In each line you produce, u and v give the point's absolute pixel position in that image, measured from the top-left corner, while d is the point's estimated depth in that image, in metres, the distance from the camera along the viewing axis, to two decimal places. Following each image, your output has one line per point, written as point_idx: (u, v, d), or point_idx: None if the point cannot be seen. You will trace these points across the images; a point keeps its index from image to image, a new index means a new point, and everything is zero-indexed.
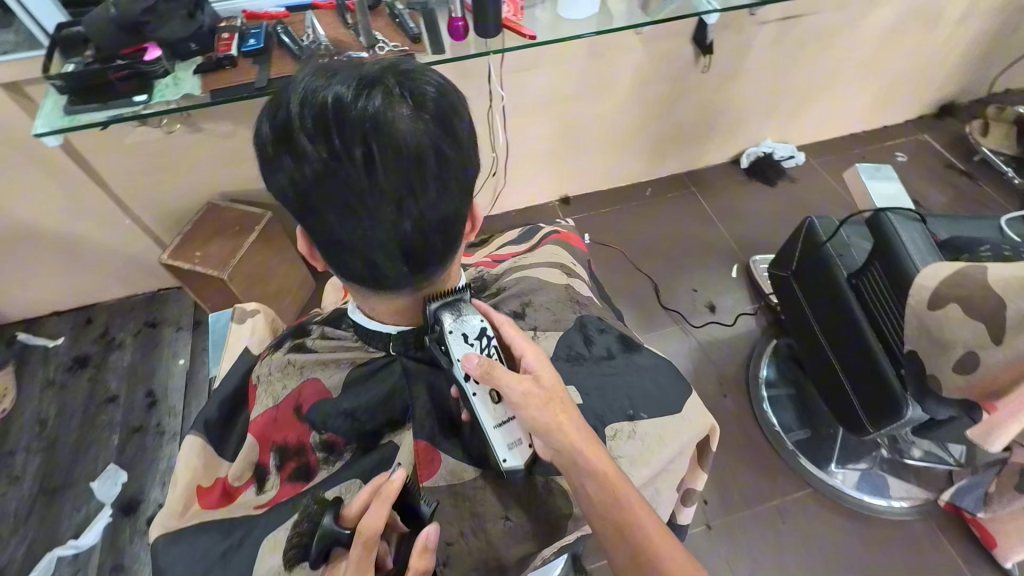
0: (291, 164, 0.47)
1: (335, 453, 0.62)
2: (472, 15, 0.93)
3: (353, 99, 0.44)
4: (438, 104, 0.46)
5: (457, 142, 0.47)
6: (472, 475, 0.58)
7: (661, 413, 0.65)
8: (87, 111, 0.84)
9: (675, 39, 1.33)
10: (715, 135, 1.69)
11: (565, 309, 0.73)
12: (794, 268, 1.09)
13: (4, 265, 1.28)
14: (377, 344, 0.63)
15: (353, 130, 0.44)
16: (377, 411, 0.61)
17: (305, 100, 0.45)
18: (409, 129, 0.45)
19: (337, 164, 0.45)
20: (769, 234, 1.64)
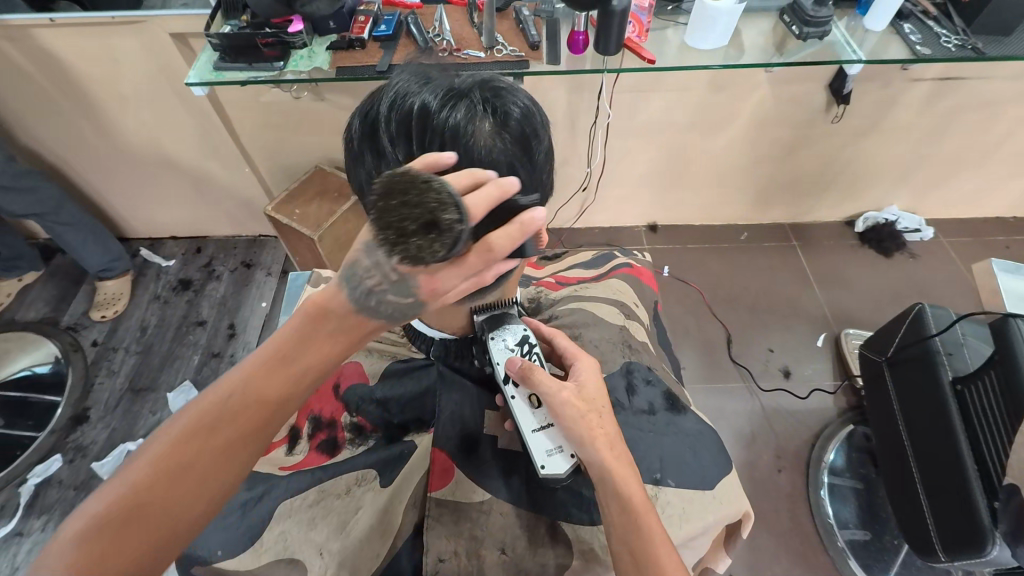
0: (373, 160, 0.49)
1: (361, 436, 0.70)
2: (595, 31, 0.92)
3: (438, 109, 0.45)
4: (520, 124, 0.47)
5: (531, 164, 0.48)
6: (479, 498, 0.58)
7: (689, 485, 0.60)
8: (233, 69, 0.94)
9: (808, 83, 1.24)
10: (832, 191, 1.55)
11: (613, 350, 0.71)
12: (890, 353, 0.97)
13: (143, 187, 1.47)
14: (421, 345, 0.68)
15: (433, 139, 0.45)
16: (406, 406, 0.71)
17: (394, 102, 0.46)
18: (487, 146, 0.45)
19: (413, 169, 0.47)
20: (871, 309, 1.48)
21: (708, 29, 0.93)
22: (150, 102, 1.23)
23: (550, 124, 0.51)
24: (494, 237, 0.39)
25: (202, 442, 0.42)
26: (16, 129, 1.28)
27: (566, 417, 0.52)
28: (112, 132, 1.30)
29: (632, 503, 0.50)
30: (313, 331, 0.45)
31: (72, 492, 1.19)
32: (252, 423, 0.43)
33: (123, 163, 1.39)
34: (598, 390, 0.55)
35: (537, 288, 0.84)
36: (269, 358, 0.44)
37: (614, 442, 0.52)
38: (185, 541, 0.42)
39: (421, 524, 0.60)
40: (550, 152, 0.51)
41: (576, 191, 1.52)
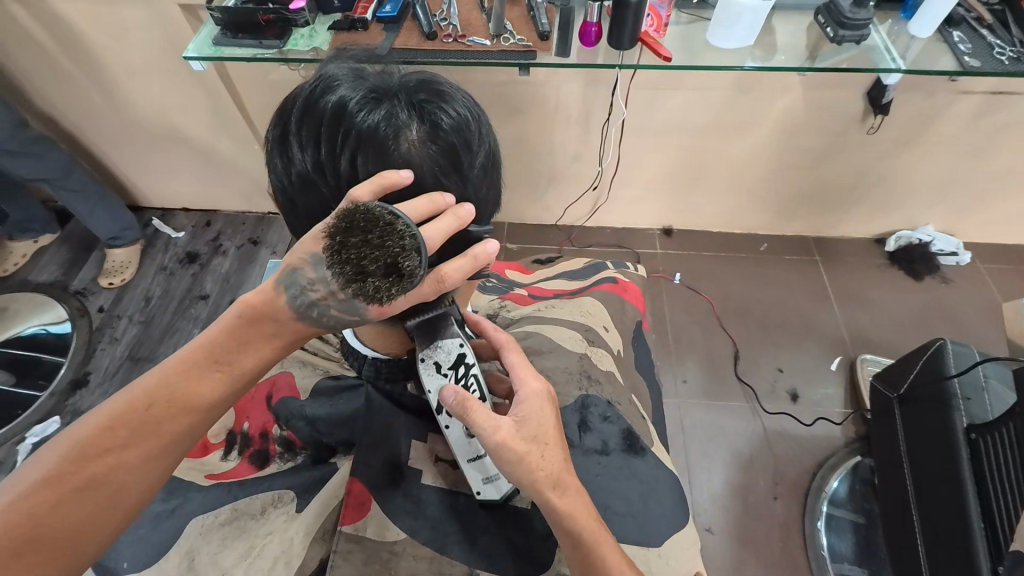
0: (290, 159, 0.45)
1: (291, 452, 0.66)
2: (609, 23, 0.86)
3: (359, 108, 0.42)
4: (450, 133, 0.44)
5: (462, 178, 0.45)
6: (394, 537, 0.52)
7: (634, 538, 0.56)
8: (231, 46, 0.92)
9: (843, 90, 1.15)
10: (863, 205, 1.46)
11: (567, 382, 0.66)
12: (902, 391, 0.91)
13: (155, 158, 1.47)
14: (355, 361, 0.64)
15: (351, 141, 0.42)
16: (335, 428, 0.65)
17: (316, 99, 0.43)
18: (412, 155, 0.43)
19: (332, 172, 0.44)
20: (893, 335, 1.39)
21: (731, 26, 0.87)
22: (159, 74, 1.22)
23: (491, 132, 0.48)
24: (450, 273, 0.41)
25: (114, 450, 0.44)
26: (32, 94, 1.29)
27: (501, 455, 0.48)
28: (123, 102, 1.30)
29: (579, 546, 0.48)
30: (245, 338, 0.47)
31: None
32: (171, 428, 0.46)
33: (134, 133, 1.40)
34: (539, 418, 0.52)
35: (501, 300, 0.85)
36: (191, 366, 0.46)
37: (559, 482, 0.49)
38: (102, 545, 0.45)
39: (325, 561, 0.52)
40: (488, 163, 0.48)
41: (588, 189, 1.47)
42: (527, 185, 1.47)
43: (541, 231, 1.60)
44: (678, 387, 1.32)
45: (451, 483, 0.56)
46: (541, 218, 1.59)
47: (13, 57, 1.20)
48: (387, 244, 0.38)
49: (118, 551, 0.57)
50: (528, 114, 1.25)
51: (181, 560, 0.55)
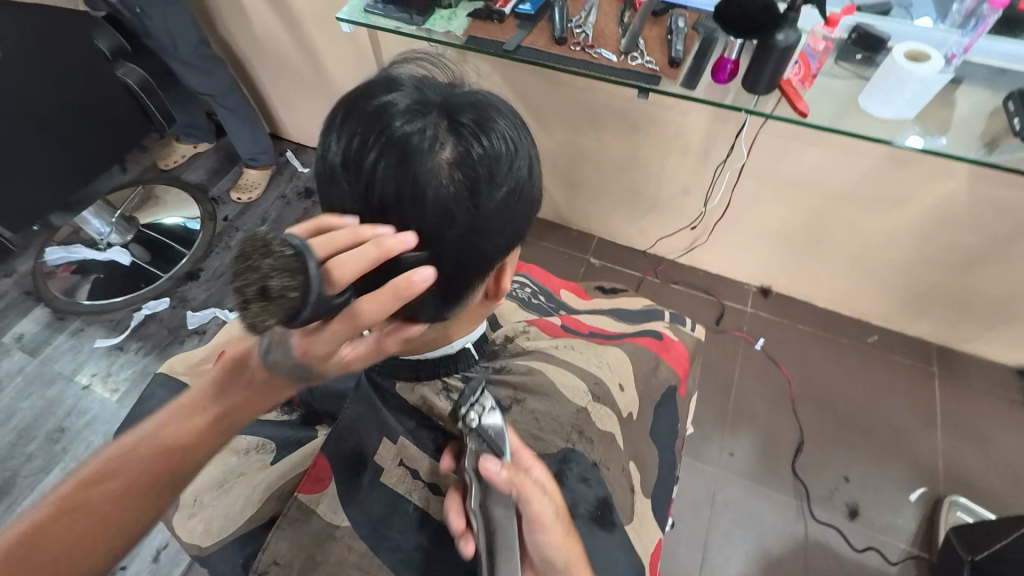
0: (327, 147, 0.46)
1: (289, 407, 0.75)
2: (747, 62, 0.80)
3: (399, 117, 0.42)
4: (475, 162, 0.43)
5: (478, 207, 0.45)
6: (340, 523, 0.55)
7: None
8: (377, 15, 0.98)
9: (1021, 190, 0.97)
10: (1014, 327, 1.22)
11: (556, 434, 0.62)
12: (981, 558, 0.77)
13: (302, 97, 1.63)
14: (356, 348, 0.64)
15: (382, 145, 0.42)
16: (326, 401, 0.71)
17: (367, 98, 0.44)
18: (432, 173, 0.42)
19: (355, 166, 0.44)
20: (1004, 487, 1.17)
21: (890, 93, 0.77)
22: (322, 25, 1.35)
23: (525, 174, 0.47)
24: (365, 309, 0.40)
25: (138, 492, 0.47)
26: (220, 21, 1.49)
27: (550, 527, 0.49)
28: (285, 44, 1.46)
29: None
30: (259, 396, 0.48)
31: (165, 331, 1.42)
32: (188, 470, 0.48)
33: (289, 72, 1.56)
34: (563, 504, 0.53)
35: (529, 324, 0.78)
36: (215, 423, 0.48)
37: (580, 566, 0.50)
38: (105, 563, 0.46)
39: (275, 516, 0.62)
40: (509, 201, 0.47)
41: (691, 225, 1.38)
42: (627, 205, 1.42)
43: (630, 254, 1.55)
44: (722, 458, 1.23)
45: (406, 490, 0.58)
46: (633, 241, 1.53)
47: None
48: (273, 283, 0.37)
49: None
50: (646, 135, 1.20)
51: (177, 479, 0.65)
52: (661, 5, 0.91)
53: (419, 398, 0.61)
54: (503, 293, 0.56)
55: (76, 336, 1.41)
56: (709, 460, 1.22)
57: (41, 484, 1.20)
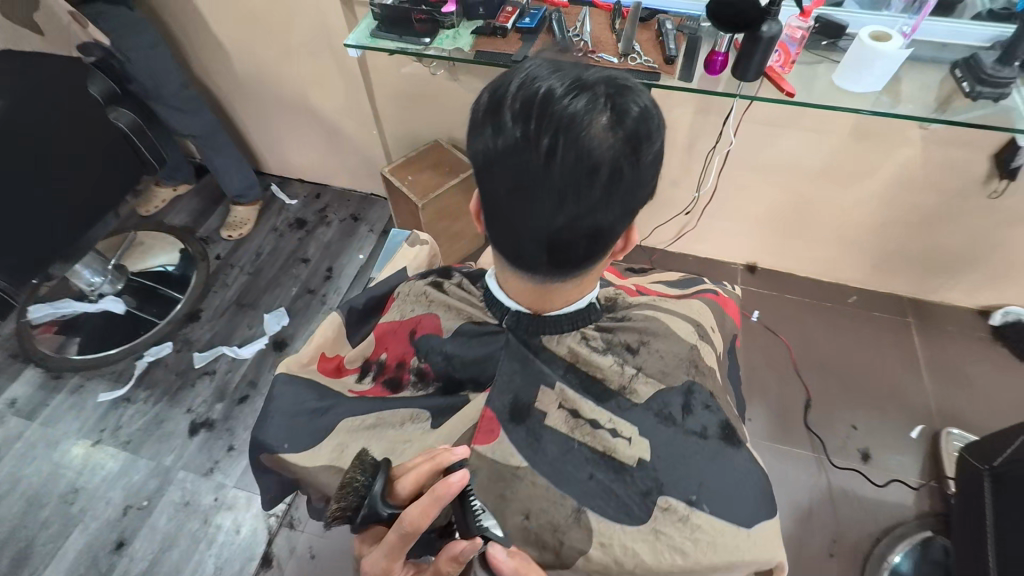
0: (489, 135, 0.47)
1: (423, 383, 0.60)
2: (737, 54, 0.90)
3: (562, 95, 0.44)
4: (635, 122, 0.45)
5: (639, 166, 0.47)
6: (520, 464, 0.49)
7: (728, 524, 0.50)
8: (383, 39, 1.03)
9: (967, 150, 1.11)
10: (973, 274, 1.37)
11: (680, 367, 0.58)
12: (996, 465, 0.86)
13: (286, 130, 1.64)
14: (495, 312, 0.59)
15: (551, 123, 0.44)
16: (473, 367, 0.57)
17: (522, 84, 0.46)
18: (603, 139, 0.44)
19: (525, 150, 0.46)
20: (988, 416, 1.30)
21: (861, 72, 0.88)
22: (310, 57, 1.38)
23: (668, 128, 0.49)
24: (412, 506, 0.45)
25: None
26: (199, 61, 1.49)
27: None
28: (270, 76, 1.47)
29: None
30: None
31: (173, 376, 1.38)
32: None
33: (273, 105, 1.56)
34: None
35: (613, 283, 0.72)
36: None
37: None
38: None
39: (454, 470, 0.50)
40: (659, 157, 0.49)
41: (680, 214, 1.48)
42: None
43: None
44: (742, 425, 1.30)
45: (568, 430, 0.52)
46: None
47: (194, 29, 1.40)
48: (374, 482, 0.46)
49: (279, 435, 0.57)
50: None
51: (335, 448, 0.56)
52: (646, 13, 1.01)
53: (567, 348, 0.57)
54: (629, 247, 0.58)
55: (76, 394, 1.35)
56: None
57: (62, 549, 1.14)
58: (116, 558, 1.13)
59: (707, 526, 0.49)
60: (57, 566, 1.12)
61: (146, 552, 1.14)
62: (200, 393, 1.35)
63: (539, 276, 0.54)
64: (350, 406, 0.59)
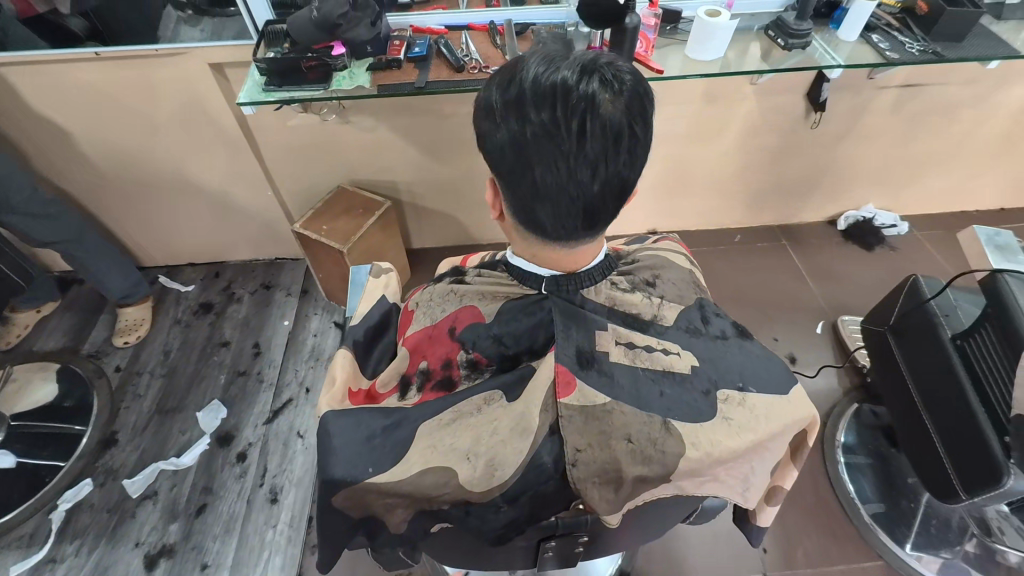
0: (515, 127, 0.48)
1: (478, 371, 0.54)
2: (609, 47, 1.03)
3: (577, 78, 0.47)
4: (637, 88, 0.49)
5: (650, 128, 0.50)
6: (603, 401, 0.44)
7: (774, 393, 0.49)
8: (279, 92, 1.03)
9: (789, 94, 1.38)
10: (817, 192, 1.68)
11: (689, 288, 0.61)
12: (892, 322, 1.07)
13: (166, 213, 1.51)
14: (530, 283, 0.58)
15: (574, 104, 0.46)
16: (526, 335, 0.53)
17: (536, 75, 0.48)
18: (621, 111, 0.47)
19: (556, 137, 0.48)
20: (863, 299, 1.59)
21: (706, 43, 1.05)
22: (183, 129, 1.29)
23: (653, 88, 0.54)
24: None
25: None
26: (45, 160, 1.32)
27: None
28: (137, 159, 1.35)
29: None
30: None
31: (106, 514, 1.19)
32: None
33: (146, 189, 1.43)
34: None
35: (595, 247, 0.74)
36: None
37: None
38: None
39: (556, 425, 0.44)
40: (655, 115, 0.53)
41: None
42: None
43: None
44: None
45: (629, 360, 0.49)
46: None
47: (32, 126, 1.24)
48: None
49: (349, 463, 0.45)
50: None
51: (419, 452, 0.45)
52: (519, 27, 1.12)
53: (605, 297, 0.56)
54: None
55: None
56: None
57: None
58: None
59: (761, 404, 0.48)
60: None
61: None
62: (146, 521, 1.18)
63: (578, 243, 0.55)
64: (422, 408, 0.50)
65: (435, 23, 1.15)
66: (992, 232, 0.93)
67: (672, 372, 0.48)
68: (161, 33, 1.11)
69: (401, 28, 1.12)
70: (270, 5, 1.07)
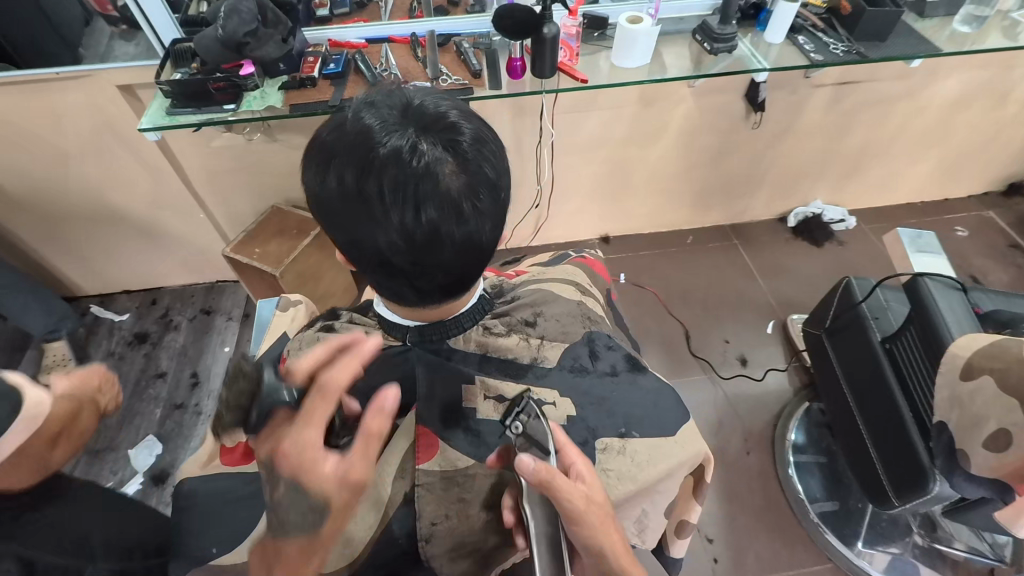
0: (350, 194, 0.48)
1: None
2: (531, 57, 1.00)
3: (411, 148, 0.47)
4: (479, 156, 0.50)
5: (495, 192, 0.51)
6: (466, 465, 0.56)
7: (654, 433, 0.60)
8: (184, 114, 0.97)
9: (726, 96, 1.37)
10: (764, 190, 1.68)
11: (576, 323, 0.65)
12: (828, 324, 1.06)
13: (91, 241, 1.43)
14: (397, 331, 0.61)
15: (408, 176, 0.47)
16: None
17: (369, 142, 0.47)
18: (456, 183, 0.48)
19: (392, 206, 0.48)
20: (812, 295, 1.59)
21: (629, 49, 1.03)
22: (98, 155, 1.22)
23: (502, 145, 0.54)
24: (566, 489, 0.49)
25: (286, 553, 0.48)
26: None
27: (585, 519, 0.50)
28: (53, 187, 1.27)
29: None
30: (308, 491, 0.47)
31: None
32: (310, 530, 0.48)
33: (65, 218, 1.35)
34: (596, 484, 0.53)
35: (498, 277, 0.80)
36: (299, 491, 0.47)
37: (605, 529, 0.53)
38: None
39: (411, 493, 0.57)
40: (506, 175, 0.54)
41: (529, 209, 1.59)
42: None
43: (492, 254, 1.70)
44: None
45: (500, 416, 0.57)
46: None
47: None
48: (247, 383, 0.53)
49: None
50: None
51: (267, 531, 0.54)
52: (441, 38, 1.08)
53: (475, 342, 0.60)
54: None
55: None
56: None
57: None
58: None
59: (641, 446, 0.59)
60: None
61: None
62: None
63: (435, 299, 0.56)
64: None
65: (354, 36, 1.10)
66: (914, 233, 0.99)
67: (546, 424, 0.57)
68: (83, 53, 1.06)
69: (318, 43, 1.07)
70: (175, 22, 1.02)
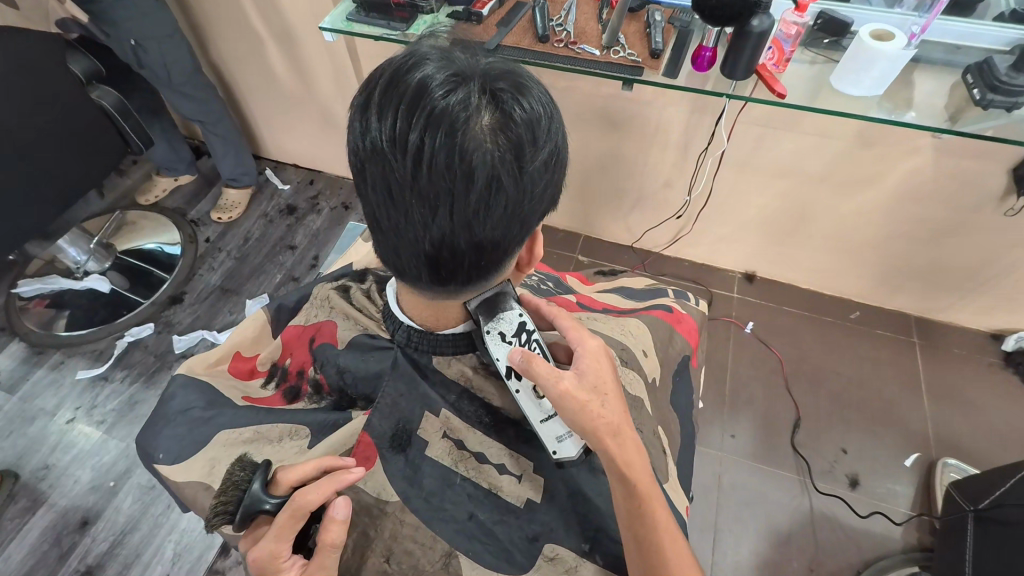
0: (366, 121, 0.43)
1: (318, 395, 0.62)
2: (725, 49, 0.82)
3: (443, 88, 0.41)
4: (520, 124, 0.42)
5: (524, 175, 0.43)
6: (387, 498, 0.51)
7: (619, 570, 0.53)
8: (363, 24, 0.93)
9: (982, 163, 1.02)
10: (986, 292, 1.28)
11: None
12: (982, 507, 0.81)
13: (277, 116, 1.60)
14: (389, 324, 0.59)
15: (427, 118, 0.40)
16: (362, 383, 0.59)
17: (409, 70, 0.42)
18: (476, 140, 0.40)
19: (398, 145, 0.41)
20: (989, 446, 1.21)
21: (859, 73, 0.80)
22: (297, 41, 1.31)
23: (561, 135, 0.46)
24: (550, 374, 0.50)
25: None
26: (195, 38, 1.43)
27: (563, 406, 0.49)
28: (261, 59, 1.41)
29: (635, 495, 0.50)
30: None
31: (152, 358, 1.35)
32: None
33: (262, 89, 1.52)
34: (598, 373, 0.53)
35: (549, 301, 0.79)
36: None
37: (617, 431, 0.51)
38: None
39: None
40: (550, 166, 0.45)
41: (670, 218, 1.42)
42: (612, 204, 1.45)
43: (617, 249, 1.56)
44: (726, 441, 1.23)
45: (452, 462, 0.54)
46: (618, 237, 1.55)
47: (184, 8, 1.34)
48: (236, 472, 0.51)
49: (157, 442, 0.59)
50: (626, 129, 1.22)
51: (202, 466, 0.56)
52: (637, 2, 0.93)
53: (457, 372, 0.57)
54: (535, 261, 0.55)
55: (56, 370, 1.32)
56: (713, 445, 1.22)
57: (26, 527, 1.11)
58: (78, 537, 1.10)
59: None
60: (20, 543, 1.09)
61: (107, 535, 1.10)
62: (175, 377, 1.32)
63: (425, 279, 0.50)
64: (233, 418, 0.59)
65: None
66: None
67: (497, 495, 0.53)
68: None
69: None
70: None
